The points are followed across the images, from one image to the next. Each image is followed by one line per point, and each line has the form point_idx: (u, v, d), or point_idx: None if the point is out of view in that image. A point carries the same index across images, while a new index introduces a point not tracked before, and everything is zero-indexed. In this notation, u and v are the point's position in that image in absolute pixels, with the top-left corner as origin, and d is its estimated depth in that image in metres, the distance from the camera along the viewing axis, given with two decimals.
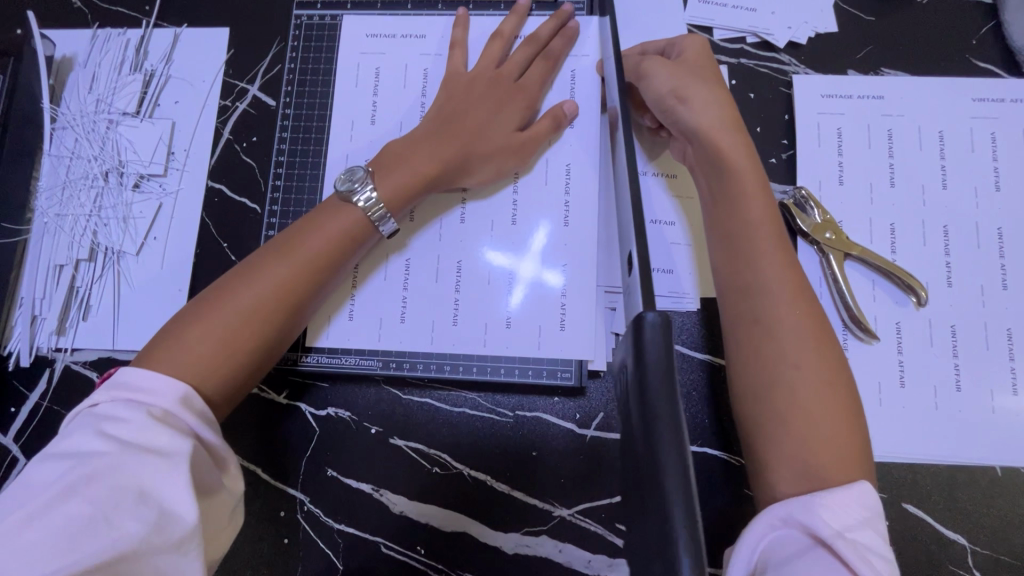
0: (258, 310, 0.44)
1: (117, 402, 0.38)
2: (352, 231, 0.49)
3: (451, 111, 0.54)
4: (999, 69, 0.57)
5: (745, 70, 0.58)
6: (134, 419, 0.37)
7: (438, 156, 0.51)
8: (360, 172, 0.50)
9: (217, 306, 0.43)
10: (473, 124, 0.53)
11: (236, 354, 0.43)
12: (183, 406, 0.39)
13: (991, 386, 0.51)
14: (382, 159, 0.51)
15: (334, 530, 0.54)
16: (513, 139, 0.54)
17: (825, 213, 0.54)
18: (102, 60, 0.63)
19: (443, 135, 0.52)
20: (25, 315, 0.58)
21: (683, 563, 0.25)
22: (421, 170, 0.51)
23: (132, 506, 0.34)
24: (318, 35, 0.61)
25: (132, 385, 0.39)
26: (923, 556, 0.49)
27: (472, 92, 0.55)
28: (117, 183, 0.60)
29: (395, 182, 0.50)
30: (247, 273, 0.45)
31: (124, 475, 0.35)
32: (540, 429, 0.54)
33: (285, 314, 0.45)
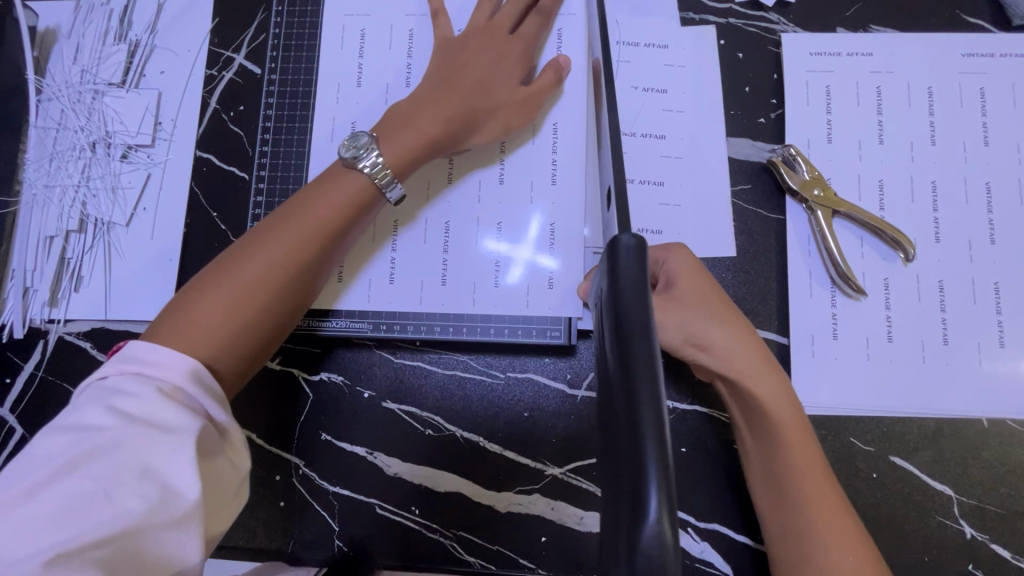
0: (265, 281, 0.44)
1: (125, 377, 0.38)
2: (358, 202, 0.48)
3: (452, 71, 0.53)
4: (988, 24, 0.57)
5: (733, 30, 0.58)
6: (142, 394, 0.37)
7: (442, 118, 0.51)
8: (365, 138, 0.50)
9: (224, 279, 0.43)
10: (474, 82, 0.53)
11: (245, 327, 0.43)
12: (191, 382, 0.39)
13: (978, 340, 0.51)
14: (384, 125, 0.51)
15: (329, 493, 0.54)
16: (515, 97, 0.54)
17: (813, 170, 0.54)
18: (86, 30, 0.63)
19: (444, 94, 0.52)
20: (17, 287, 0.59)
21: (648, 458, 0.24)
22: (426, 133, 0.51)
23: (135, 483, 0.34)
24: (302, 0, 0.60)
25: (140, 359, 0.39)
26: (910, 507, 0.50)
27: (470, 49, 0.54)
28: (104, 154, 0.60)
29: (400, 146, 0.50)
30: (252, 245, 0.45)
31: (127, 452, 0.35)
32: (531, 390, 0.54)
33: (292, 287, 0.45)
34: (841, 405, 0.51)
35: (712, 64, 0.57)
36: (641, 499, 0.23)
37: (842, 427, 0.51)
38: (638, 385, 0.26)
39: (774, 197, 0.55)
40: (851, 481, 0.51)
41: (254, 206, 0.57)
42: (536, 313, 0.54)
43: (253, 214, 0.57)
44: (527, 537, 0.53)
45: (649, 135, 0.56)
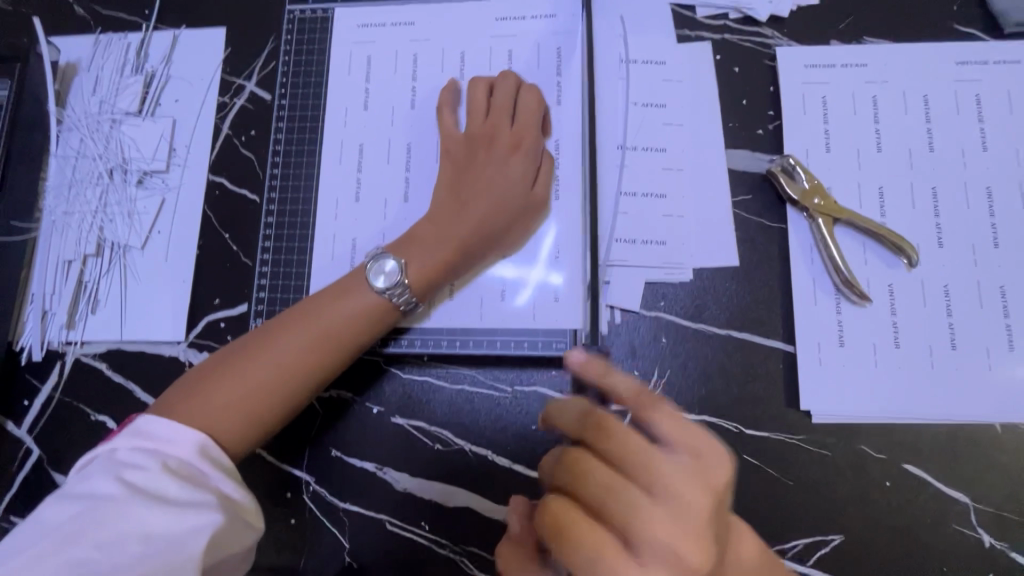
0: (278, 378, 0.47)
1: (136, 450, 0.40)
2: (369, 314, 0.50)
3: (462, 172, 0.54)
4: (981, 32, 0.58)
5: (729, 46, 0.59)
6: (148, 467, 0.39)
7: (458, 223, 0.52)
8: (388, 261, 0.51)
9: (243, 371, 0.46)
10: (489, 186, 0.53)
11: (253, 418, 0.46)
12: (200, 457, 0.41)
13: (987, 344, 0.51)
14: (404, 245, 0.52)
15: (339, 510, 0.54)
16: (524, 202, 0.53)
17: (813, 179, 0.55)
18: (105, 63, 0.65)
19: (459, 196, 0.53)
20: (36, 310, 0.60)
21: None
22: (444, 241, 0.52)
23: (139, 546, 0.36)
24: (310, 29, 0.63)
25: (157, 435, 0.42)
26: (926, 514, 0.49)
27: (478, 161, 0.54)
28: (121, 180, 0.62)
29: (419, 261, 0.51)
30: (273, 340, 0.48)
31: (131, 519, 0.36)
32: (538, 403, 0.55)
33: (298, 394, 0.48)
34: (852, 413, 0.51)
35: (708, 78, 0.58)
36: None
37: (851, 434, 0.51)
38: None
39: (775, 206, 0.56)
40: (864, 489, 0.50)
41: (265, 226, 0.59)
42: (540, 325, 0.54)
43: (264, 234, 0.59)
44: None
45: (649, 148, 0.57)
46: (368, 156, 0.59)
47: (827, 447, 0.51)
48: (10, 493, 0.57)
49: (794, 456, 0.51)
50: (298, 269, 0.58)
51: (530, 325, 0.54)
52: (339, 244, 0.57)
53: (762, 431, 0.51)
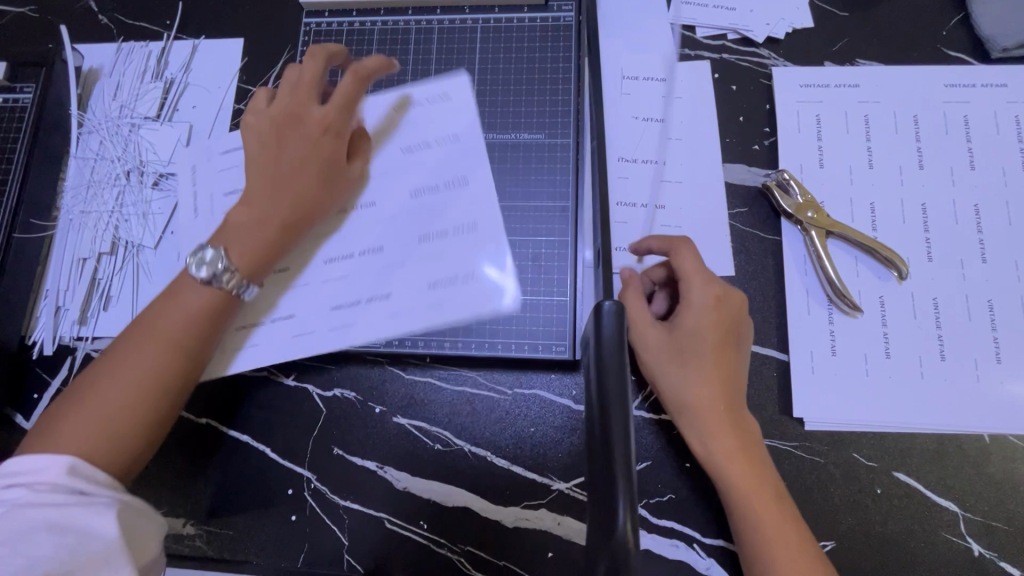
0: (128, 395, 0.43)
1: (2, 481, 0.39)
2: (207, 309, 0.46)
3: (261, 152, 0.50)
4: (969, 57, 0.60)
5: (727, 65, 0.62)
6: (25, 484, 0.39)
7: (275, 197, 0.48)
8: (210, 254, 0.46)
9: (87, 396, 0.42)
10: (294, 157, 0.49)
11: (116, 434, 0.42)
12: (70, 476, 0.39)
13: (975, 357, 0.52)
14: (227, 233, 0.48)
15: (339, 507, 0.55)
16: (337, 160, 0.51)
17: (806, 194, 0.56)
18: (126, 69, 0.68)
19: (259, 179, 0.49)
20: (49, 305, 0.62)
21: (618, 491, 0.26)
22: (266, 218, 0.48)
23: (47, 539, 0.37)
24: (325, 40, 0.65)
25: (20, 468, 0.40)
26: (916, 522, 0.50)
27: (280, 142, 0.50)
28: (137, 181, 0.65)
29: (245, 248, 0.47)
30: (116, 357, 0.44)
31: (31, 519, 0.38)
32: (537, 406, 0.56)
33: (156, 409, 0.44)
34: (843, 421, 0.52)
35: (707, 95, 0.61)
36: (611, 509, 0.26)
37: (843, 442, 0.52)
38: (611, 424, 0.28)
39: (770, 219, 0.57)
40: (855, 497, 0.51)
41: None
42: (542, 325, 0.56)
43: None
44: (535, 552, 0.53)
45: (648, 161, 0.59)
46: None
47: (819, 453, 0.52)
48: None
49: (787, 463, 0.52)
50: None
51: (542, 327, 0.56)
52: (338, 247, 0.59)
53: None
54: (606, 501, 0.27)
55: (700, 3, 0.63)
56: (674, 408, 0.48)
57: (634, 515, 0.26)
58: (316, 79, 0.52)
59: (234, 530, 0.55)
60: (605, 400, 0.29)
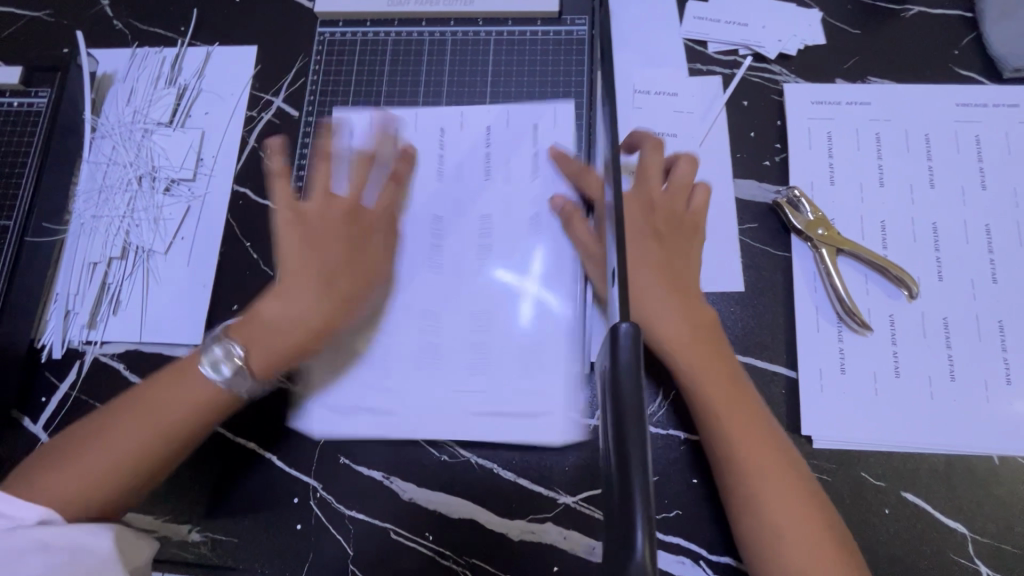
0: (110, 474, 0.47)
1: (34, 509, 0.45)
2: (197, 406, 0.50)
3: (302, 243, 0.56)
4: (982, 76, 0.60)
5: (738, 80, 0.62)
6: (48, 519, 0.45)
7: (317, 305, 0.54)
8: (222, 348, 0.52)
9: (76, 452, 0.48)
10: (333, 264, 0.56)
11: (99, 483, 0.47)
12: (95, 508, 0.46)
13: (986, 377, 0.52)
14: (257, 329, 0.53)
15: (345, 517, 0.55)
16: (362, 274, 0.56)
17: (817, 211, 0.56)
18: (140, 75, 0.68)
19: (306, 267, 0.56)
20: (59, 309, 0.62)
21: (637, 518, 0.26)
22: (298, 341, 0.54)
23: (52, 565, 0.43)
24: (339, 50, 0.66)
25: (5, 514, 0.45)
26: (924, 543, 0.50)
27: (314, 239, 0.56)
28: (149, 187, 0.65)
29: (270, 356, 0.53)
30: (103, 432, 0.49)
31: (54, 551, 0.44)
32: (544, 418, 0.56)
33: (156, 466, 0.49)
34: (852, 440, 0.52)
35: (718, 110, 0.61)
36: (628, 538, 0.26)
37: (851, 460, 0.52)
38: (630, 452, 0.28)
39: (780, 235, 0.57)
40: (863, 516, 0.51)
41: None
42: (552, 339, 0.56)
43: None
44: (540, 566, 0.53)
45: None
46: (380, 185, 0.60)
47: (827, 472, 0.52)
48: None
49: None
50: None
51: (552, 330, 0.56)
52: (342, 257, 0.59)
53: None
54: (624, 532, 0.26)
55: (713, 18, 0.64)
56: (654, 348, 0.51)
57: (653, 544, 0.26)
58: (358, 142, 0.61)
59: (239, 538, 0.55)
60: (623, 425, 0.29)
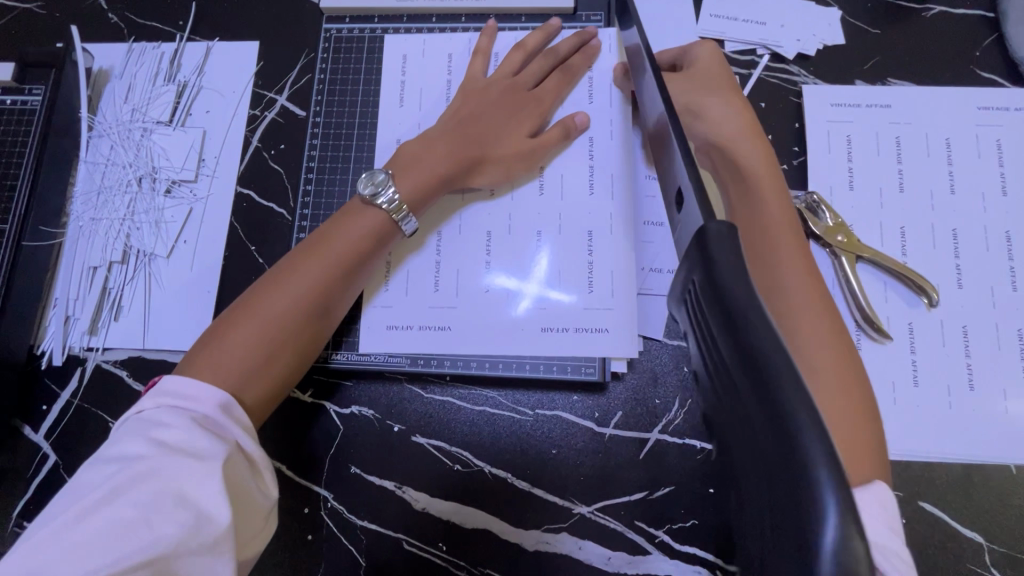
0: (274, 289, 0.48)
1: (162, 410, 0.41)
2: (374, 230, 0.52)
3: (468, 110, 0.57)
4: (1003, 79, 0.59)
5: (756, 81, 0.60)
6: (176, 426, 0.40)
7: (455, 153, 0.55)
8: (381, 175, 0.53)
9: (277, 280, 0.48)
10: (487, 114, 0.57)
11: (268, 358, 0.46)
12: (223, 413, 0.42)
13: (1005, 386, 0.52)
14: (400, 161, 0.55)
15: (356, 527, 0.55)
16: (525, 142, 0.57)
17: (837, 217, 0.55)
18: (137, 71, 0.66)
19: (487, 113, 0.57)
20: (58, 315, 0.60)
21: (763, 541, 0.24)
22: (438, 167, 0.54)
23: (173, 509, 0.36)
24: (346, 47, 0.64)
25: (179, 392, 0.42)
26: (941, 553, 0.50)
27: (493, 110, 0.57)
28: (149, 188, 0.63)
29: (415, 180, 0.53)
30: (282, 272, 0.49)
31: (167, 479, 0.37)
32: (559, 427, 0.55)
33: (315, 324, 0.49)
34: None
35: None
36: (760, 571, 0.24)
37: None
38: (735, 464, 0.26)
39: None
40: None
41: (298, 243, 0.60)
42: (569, 342, 0.55)
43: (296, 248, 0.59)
44: None
45: None
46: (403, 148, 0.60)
47: None
48: (24, 499, 0.57)
49: None
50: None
51: (567, 333, 0.55)
52: None
53: None
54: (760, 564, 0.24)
55: (730, 17, 0.62)
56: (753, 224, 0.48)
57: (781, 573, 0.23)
58: (537, 61, 0.60)
59: None
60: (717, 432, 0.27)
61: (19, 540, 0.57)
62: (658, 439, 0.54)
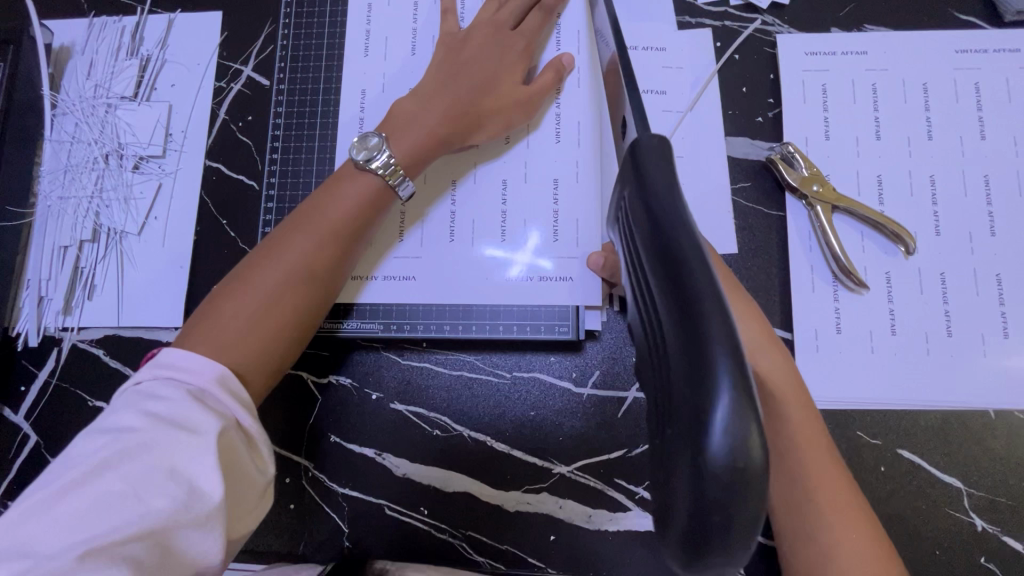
0: (271, 259, 0.46)
1: (158, 382, 0.40)
2: (368, 198, 0.50)
3: (453, 65, 0.55)
4: (982, 21, 0.58)
5: (729, 33, 0.59)
6: (171, 398, 0.38)
7: (447, 112, 0.53)
8: (374, 139, 0.51)
9: (273, 251, 0.47)
10: (475, 66, 0.55)
11: (269, 329, 0.44)
12: (219, 387, 0.40)
13: (983, 332, 0.51)
14: (392, 123, 0.53)
15: (338, 494, 0.55)
16: (518, 92, 0.55)
17: (812, 167, 0.55)
18: (99, 46, 0.65)
19: (471, 64, 0.55)
20: (32, 296, 0.60)
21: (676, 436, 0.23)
22: (432, 129, 0.53)
23: (164, 483, 0.35)
24: (308, 12, 0.62)
25: (175, 364, 0.40)
26: (920, 500, 0.50)
27: (476, 60, 0.55)
28: (117, 165, 0.62)
29: (408, 144, 0.52)
30: (279, 242, 0.47)
31: (158, 453, 0.36)
32: (537, 389, 0.55)
33: (317, 295, 0.47)
34: (849, 399, 0.51)
35: (709, 65, 0.58)
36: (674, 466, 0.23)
37: (847, 420, 0.51)
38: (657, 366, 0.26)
39: (774, 194, 0.56)
40: (858, 475, 0.50)
41: (265, 212, 0.59)
42: (534, 293, 0.55)
43: (264, 217, 0.59)
44: (536, 537, 0.53)
45: None
46: (370, 100, 0.60)
47: None
48: (7, 479, 0.57)
49: None
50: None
51: (532, 282, 0.55)
52: None
53: None
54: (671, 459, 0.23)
55: None
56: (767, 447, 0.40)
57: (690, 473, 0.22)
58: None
59: None
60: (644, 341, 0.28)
61: None
62: (635, 398, 0.54)
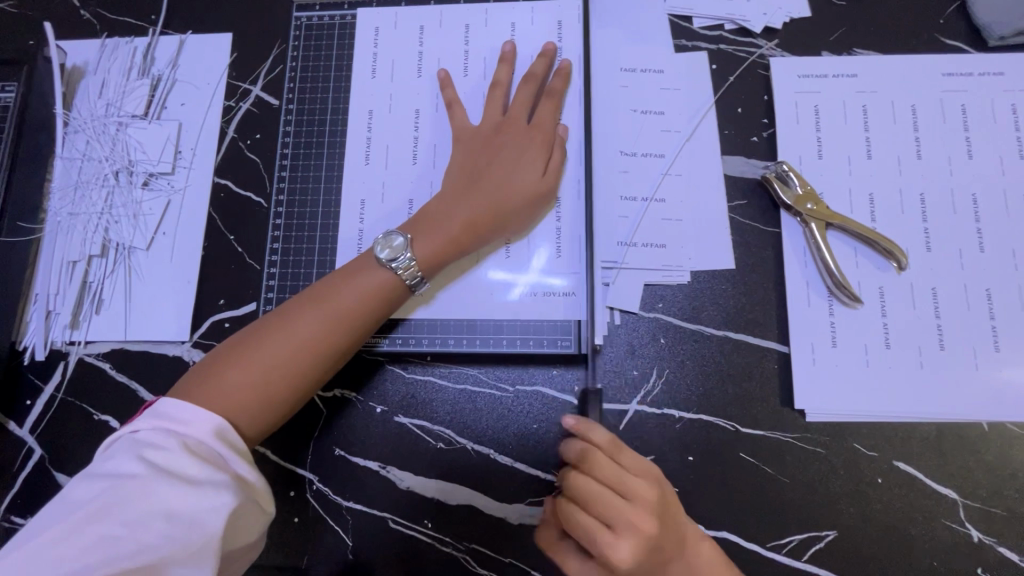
0: (283, 331, 0.47)
1: (156, 430, 0.41)
2: (384, 287, 0.51)
3: (475, 164, 0.56)
4: (967, 45, 0.60)
5: (724, 55, 0.61)
6: (167, 446, 0.39)
7: (467, 215, 0.53)
8: (399, 239, 0.52)
9: (287, 322, 0.48)
10: (495, 164, 0.55)
11: (266, 395, 0.45)
12: (217, 438, 0.41)
13: (973, 345, 0.53)
14: (418, 221, 0.54)
15: (342, 507, 0.55)
16: (535, 190, 0.55)
17: (806, 185, 0.56)
18: (111, 66, 0.66)
19: (491, 160, 0.55)
20: (40, 310, 0.61)
21: None
22: (452, 226, 0.53)
23: (161, 525, 0.36)
24: (316, 36, 0.64)
25: (174, 416, 0.42)
26: (916, 513, 0.51)
27: (495, 150, 0.56)
28: (126, 182, 0.63)
29: (428, 246, 0.52)
30: (293, 313, 0.49)
31: (157, 498, 0.37)
32: (539, 401, 0.56)
33: (317, 371, 0.48)
34: (846, 411, 0.52)
35: (705, 87, 0.60)
36: None
37: (844, 432, 0.52)
38: None
39: (770, 211, 0.57)
40: (856, 487, 0.51)
41: (273, 229, 0.60)
42: (537, 308, 0.56)
43: (272, 233, 0.60)
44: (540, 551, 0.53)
45: (648, 154, 0.59)
46: (378, 121, 0.61)
47: (821, 444, 0.52)
48: (11, 493, 0.57)
49: (787, 453, 0.52)
50: (307, 258, 0.59)
51: (535, 298, 0.56)
52: (345, 217, 0.60)
53: (759, 430, 0.53)
54: None
55: None
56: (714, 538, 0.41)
57: None
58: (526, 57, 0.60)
59: None
60: None
61: (8, 532, 0.57)
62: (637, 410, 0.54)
